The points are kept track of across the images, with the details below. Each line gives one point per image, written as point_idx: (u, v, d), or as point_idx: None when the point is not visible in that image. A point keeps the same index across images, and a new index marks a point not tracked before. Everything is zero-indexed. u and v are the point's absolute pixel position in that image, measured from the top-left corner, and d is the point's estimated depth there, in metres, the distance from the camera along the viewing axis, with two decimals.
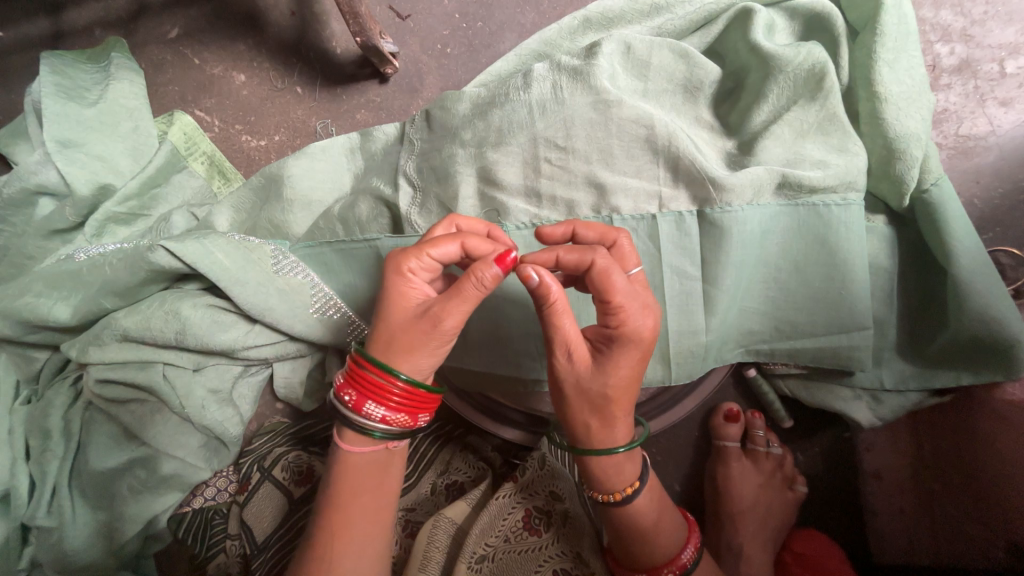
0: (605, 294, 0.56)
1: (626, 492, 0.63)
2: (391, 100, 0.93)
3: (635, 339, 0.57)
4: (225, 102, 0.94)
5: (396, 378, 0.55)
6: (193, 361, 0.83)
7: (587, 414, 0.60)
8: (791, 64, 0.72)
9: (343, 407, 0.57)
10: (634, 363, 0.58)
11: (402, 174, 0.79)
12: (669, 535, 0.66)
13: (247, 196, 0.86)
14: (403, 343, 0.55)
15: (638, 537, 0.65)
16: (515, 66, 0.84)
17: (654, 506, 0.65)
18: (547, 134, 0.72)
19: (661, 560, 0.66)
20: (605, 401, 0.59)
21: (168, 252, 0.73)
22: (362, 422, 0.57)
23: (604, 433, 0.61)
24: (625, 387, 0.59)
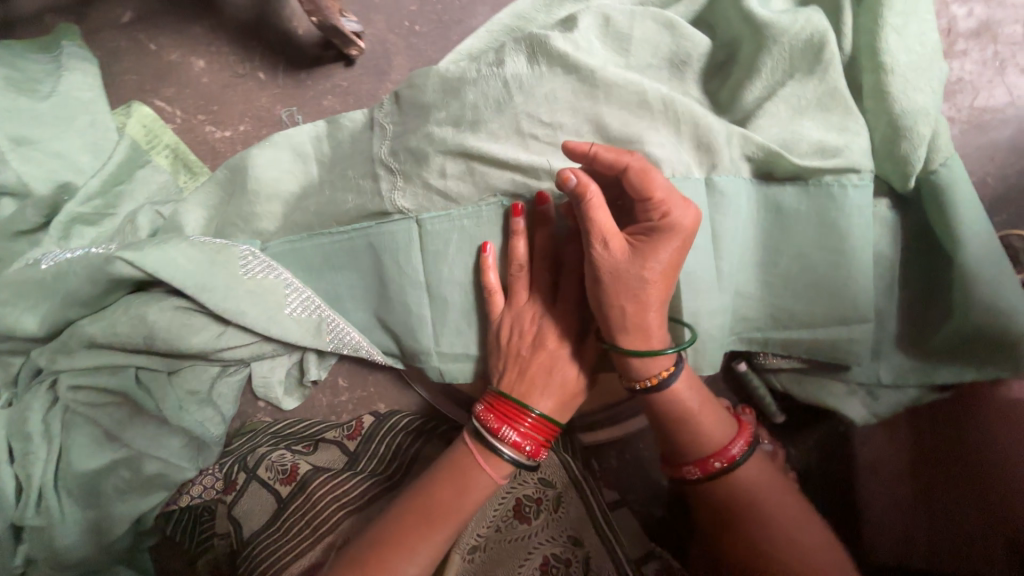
0: (646, 184, 0.58)
1: (663, 375, 0.63)
2: (359, 84, 0.87)
3: (672, 227, 0.58)
4: (185, 91, 0.89)
5: (531, 412, 0.66)
6: (169, 363, 0.81)
7: (627, 307, 0.61)
8: (787, 33, 0.65)
9: (479, 427, 0.67)
10: (675, 253, 0.59)
11: (371, 164, 0.75)
12: (719, 426, 0.66)
13: (212, 191, 0.82)
14: (552, 384, 0.68)
15: (680, 426, 0.65)
16: (486, 43, 0.78)
17: (698, 396, 0.66)
18: (529, 110, 0.68)
19: (710, 450, 0.65)
20: (641, 291, 0.60)
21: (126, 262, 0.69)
22: (495, 445, 0.65)
23: (644, 322, 0.62)
24: (662, 279, 0.60)
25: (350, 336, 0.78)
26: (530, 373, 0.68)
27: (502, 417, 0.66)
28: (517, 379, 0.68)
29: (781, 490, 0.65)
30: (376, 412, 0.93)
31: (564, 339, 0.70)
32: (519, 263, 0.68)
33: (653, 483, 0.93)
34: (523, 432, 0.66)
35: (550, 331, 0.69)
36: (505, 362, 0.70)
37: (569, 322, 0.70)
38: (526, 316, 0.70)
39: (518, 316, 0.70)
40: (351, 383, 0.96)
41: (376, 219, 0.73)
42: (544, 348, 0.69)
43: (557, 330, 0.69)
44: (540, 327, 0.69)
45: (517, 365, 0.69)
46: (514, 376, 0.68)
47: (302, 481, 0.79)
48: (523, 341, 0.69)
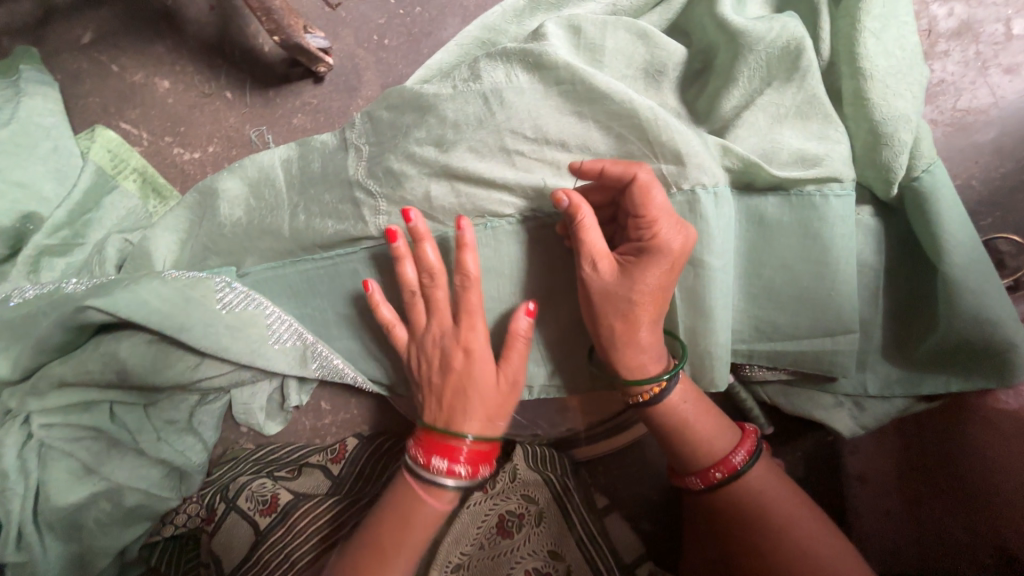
0: (641, 204, 0.57)
1: (654, 391, 0.64)
2: (328, 101, 0.85)
3: (662, 248, 0.57)
4: (151, 112, 0.87)
5: (463, 439, 0.63)
6: (144, 395, 0.81)
7: (614, 326, 0.61)
8: (762, 42, 0.63)
9: (415, 464, 0.65)
10: (665, 274, 0.58)
11: (342, 186, 0.73)
12: (717, 434, 0.66)
13: (182, 216, 0.80)
14: (475, 411, 0.64)
15: (678, 437, 0.66)
16: (456, 57, 0.75)
17: (697, 406, 0.66)
18: (513, 126, 0.65)
19: (709, 462, 0.65)
20: (626, 309, 0.60)
21: (99, 309, 0.68)
22: (433, 479, 0.63)
23: (632, 340, 0.62)
24: (650, 299, 0.59)
25: (337, 365, 0.76)
26: (446, 398, 0.65)
27: (434, 451, 0.64)
28: (437, 408, 0.66)
29: (791, 495, 0.64)
30: (360, 435, 0.92)
31: (472, 352, 0.64)
32: (411, 289, 0.66)
33: (643, 498, 0.90)
34: (461, 459, 0.63)
35: (456, 348, 0.64)
36: (425, 390, 0.67)
37: (475, 333, 0.64)
38: (430, 340, 0.66)
39: (423, 341, 0.67)
40: (334, 406, 0.94)
41: (358, 245, 0.72)
42: (454, 368, 0.64)
43: (461, 344, 0.64)
44: (446, 348, 0.65)
45: (434, 393, 0.66)
46: (434, 402, 0.66)
47: (284, 509, 0.78)
48: (433, 366, 0.66)
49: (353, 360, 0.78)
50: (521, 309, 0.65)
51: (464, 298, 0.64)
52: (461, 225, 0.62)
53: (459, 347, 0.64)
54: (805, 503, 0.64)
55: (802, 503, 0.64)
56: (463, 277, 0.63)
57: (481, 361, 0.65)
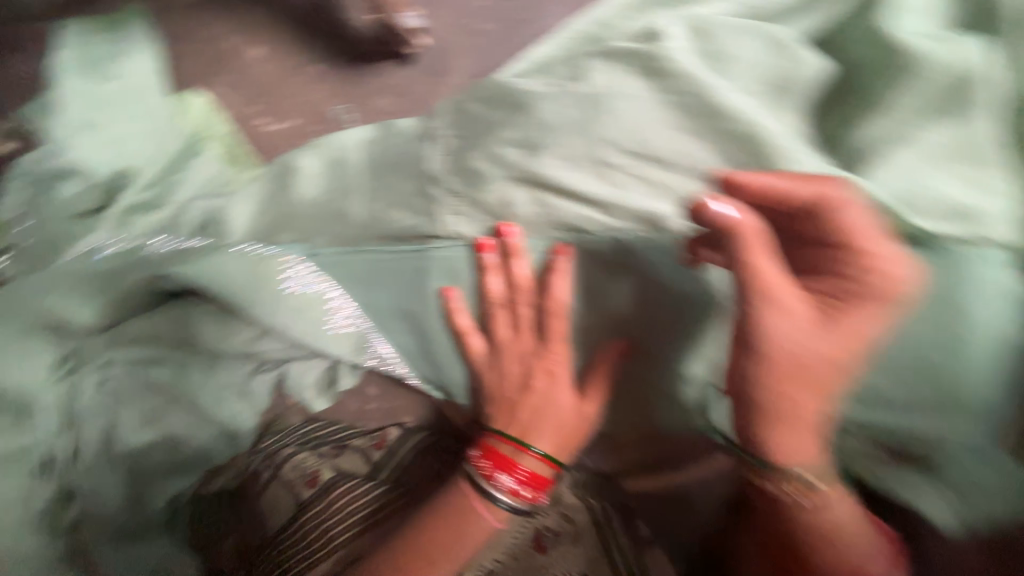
0: (842, 233, 0.51)
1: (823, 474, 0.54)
2: (411, 84, 0.82)
3: (870, 290, 0.51)
4: (241, 80, 0.88)
5: (530, 452, 0.60)
6: (204, 358, 0.79)
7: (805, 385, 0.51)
8: (929, 65, 0.55)
9: (474, 473, 0.60)
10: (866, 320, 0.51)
11: (419, 178, 0.70)
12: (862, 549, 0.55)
13: (259, 189, 0.80)
14: (546, 433, 0.61)
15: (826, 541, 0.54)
16: (561, 49, 0.68)
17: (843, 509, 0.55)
18: (611, 136, 0.59)
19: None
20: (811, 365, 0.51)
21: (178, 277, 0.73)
22: (491, 493, 0.59)
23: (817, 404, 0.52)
24: (848, 350, 0.51)
25: (391, 357, 0.74)
26: (519, 416, 0.62)
27: (498, 463, 0.60)
28: (509, 419, 0.62)
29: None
30: (403, 426, 0.90)
31: (554, 378, 0.61)
32: (496, 300, 0.63)
33: None
34: (523, 478, 0.60)
35: (538, 368, 0.62)
36: (495, 404, 0.63)
37: (560, 358, 0.61)
38: (510, 355, 0.63)
39: (501, 354, 0.64)
40: (381, 392, 0.90)
41: (428, 243, 0.68)
42: (532, 389, 0.61)
43: (545, 367, 0.62)
44: (529, 366, 0.62)
45: (506, 406, 0.63)
46: (506, 417, 0.62)
47: (325, 486, 0.80)
48: (509, 382, 0.63)
49: (409, 360, 0.74)
50: (613, 349, 0.61)
51: (549, 322, 0.61)
52: (562, 251, 0.61)
53: (540, 367, 0.62)
54: None
55: None
56: (551, 301, 0.61)
57: (561, 385, 0.61)
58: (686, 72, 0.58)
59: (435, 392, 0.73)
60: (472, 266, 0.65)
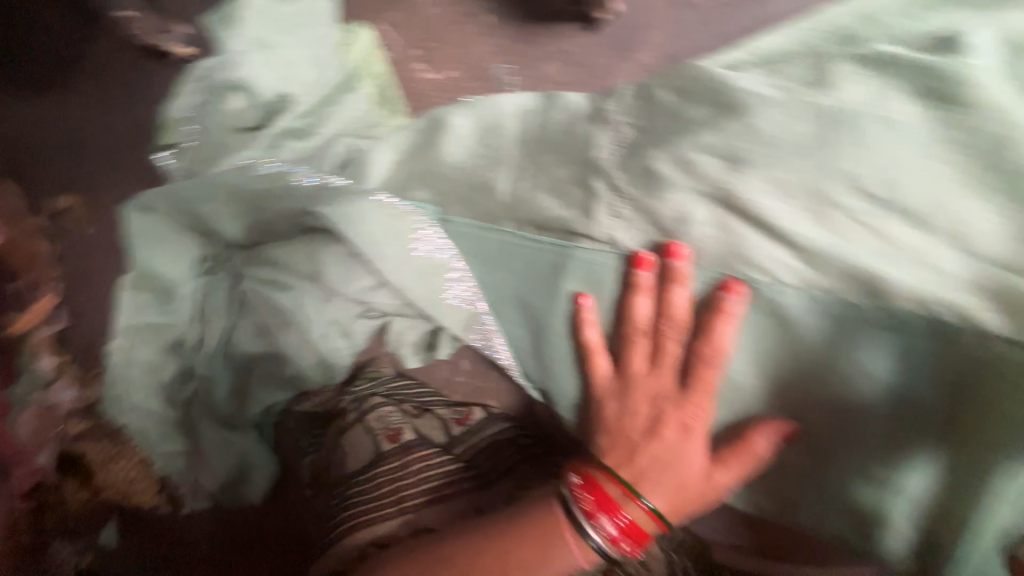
0: None
1: None
2: (595, 56, 0.72)
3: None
4: (412, 20, 0.85)
5: (639, 504, 0.53)
6: (324, 291, 0.79)
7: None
8: None
9: (571, 503, 0.54)
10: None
11: (582, 167, 0.62)
12: None
13: (407, 139, 0.77)
14: (663, 490, 0.53)
15: None
16: (799, 42, 0.54)
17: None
18: (851, 170, 0.46)
19: None
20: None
21: (322, 216, 0.73)
22: (586, 530, 0.53)
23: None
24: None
25: (499, 347, 0.71)
26: (636, 461, 0.54)
27: (601, 503, 0.54)
28: (621, 460, 0.55)
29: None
30: (489, 411, 0.86)
31: (688, 433, 0.53)
32: (640, 326, 0.55)
33: None
34: (624, 527, 0.54)
35: (672, 416, 0.53)
36: (608, 437, 0.56)
37: (700, 412, 0.52)
38: (640, 391, 0.55)
39: (630, 385, 0.56)
40: (471, 370, 0.86)
41: (574, 241, 0.61)
42: (659, 436, 0.53)
43: (680, 418, 0.53)
44: (660, 411, 0.53)
45: (620, 447, 0.55)
46: (619, 456, 0.55)
47: (404, 445, 0.82)
48: (632, 420, 0.55)
49: (517, 353, 0.70)
50: (771, 426, 0.51)
51: (698, 369, 0.52)
52: (734, 290, 0.50)
53: (673, 416, 0.53)
54: None
55: None
56: (706, 347, 0.52)
57: (693, 443, 0.53)
58: (989, 104, 0.43)
59: (534, 393, 0.71)
60: (620, 276, 0.58)
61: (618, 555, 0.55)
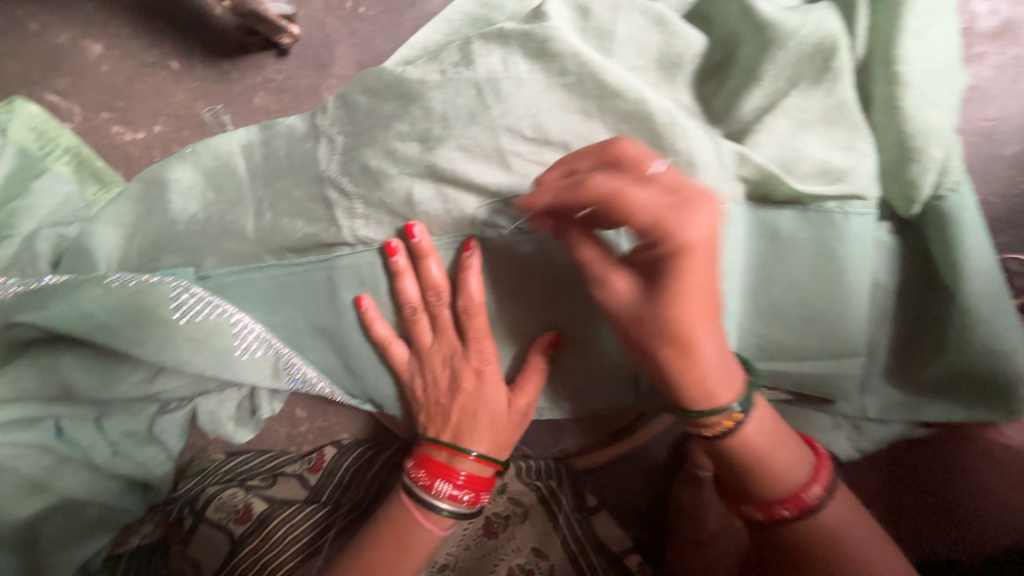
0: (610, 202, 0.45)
1: (726, 425, 0.52)
2: (297, 78, 0.84)
3: (686, 199, 0.43)
4: (83, 82, 0.80)
5: (467, 456, 0.59)
6: (97, 407, 0.70)
7: (659, 328, 0.48)
8: (794, 37, 0.56)
9: (412, 484, 0.59)
10: (700, 241, 0.43)
11: (313, 182, 0.64)
12: (794, 464, 0.55)
13: (125, 208, 0.67)
14: (480, 434, 0.59)
15: (762, 470, 0.54)
16: (444, 35, 0.69)
17: (777, 437, 0.55)
18: (509, 124, 0.57)
19: (779, 496, 0.55)
20: (697, 306, 0.46)
21: (34, 325, 0.60)
22: (430, 502, 0.58)
23: (694, 343, 0.48)
24: (706, 272, 0.46)
25: (313, 380, 0.68)
26: (453, 420, 0.60)
27: (435, 471, 0.59)
28: (442, 425, 0.61)
29: (876, 539, 0.54)
30: (339, 443, 0.88)
31: (483, 378, 0.60)
32: (413, 304, 0.60)
33: (631, 506, 0.91)
34: (462, 483, 0.58)
35: (466, 370, 0.60)
36: (427, 412, 0.62)
37: (486, 356, 0.60)
38: (435, 360, 0.61)
39: (426, 359, 0.61)
40: (310, 413, 0.90)
41: (333, 251, 0.63)
42: (463, 391, 0.60)
43: (473, 367, 0.60)
44: (454, 369, 0.60)
45: (439, 414, 0.61)
46: (439, 424, 0.61)
47: (257, 518, 0.74)
48: (438, 388, 0.61)
49: (331, 377, 0.68)
50: (542, 341, 0.61)
51: (468, 321, 0.59)
52: (469, 247, 0.59)
53: (466, 368, 0.60)
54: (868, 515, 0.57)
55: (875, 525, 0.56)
56: (467, 300, 0.58)
57: (490, 384, 0.60)
58: (573, 52, 0.56)
59: (366, 406, 0.71)
60: (385, 269, 0.62)
61: (469, 512, 0.60)
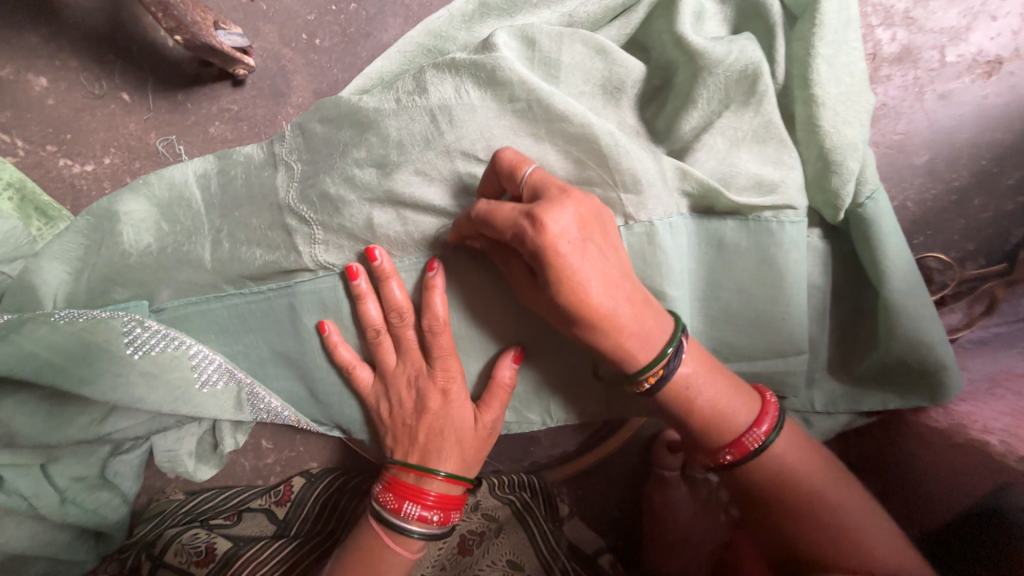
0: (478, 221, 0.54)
1: (658, 372, 0.55)
2: (253, 107, 0.87)
3: (538, 206, 0.50)
4: (25, 115, 0.78)
5: (435, 477, 0.59)
6: (42, 455, 0.63)
7: (558, 308, 0.53)
8: (721, 65, 0.61)
9: (380, 509, 0.59)
10: (557, 238, 0.49)
11: (272, 210, 0.64)
12: (738, 406, 0.60)
13: (74, 243, 0.64)
14: (445, 452, 0.60)
15: (712, 422, 0.59)
16: (398, 64, 0.74)
17: (710, 386, 0.58)
18: (464, 148, 0.60)
19: (726, 441, 0.60)
20: (583, 282, 0.51)
21: None
22: (400, 525, 0.58)
23: (593, 313, 0.52)
24: (589, 252, 0.51)
25: (279, 409, 0.66)
26: (420, 441, 0.60)
27: (404, 494, 0.59)
28: (409, 446, 0.61)
29: (816, 463, 0.60)
30: (307, 473, 0.87)
31: (449, 396, 0.60)
32: (376, 327, 0.61)
33: (606, 514, 0.92)
34: (432, 504, 0.58)
35: (431, 390, 0.60)
36: (394, 435, 0.62)
37: (452, 374, 0.60)
38: (400, 382, 0.62)
39: (391, 381, 0.62)
40: (277, 444, 0.93)
41: (294, 277, 0.63)
42: (429, 411, 0.60)
43: (438, 387, 0.60)
44: (419, 389, 0.61)
45: (405, 436, 0.61)
46: (407, 445, 0.61)
47: (222, 557, 0.70)
48: (405, 410, 0.62)
49: (296, 404, 0.67)
50: (507, 357, 0.62)
51: (432, 341, 0.60)
52: (432, 267, 0.60)
53: (431, 387, 0.60)
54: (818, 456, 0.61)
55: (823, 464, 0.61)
56: (431, 318, 0.59)
57: (455, 402, 0.61)
58: (520, 80, 0.59)
59: (334, 432, 0.70)
60: (348, 294, 0.63)
61: (441, 532, 0.60)
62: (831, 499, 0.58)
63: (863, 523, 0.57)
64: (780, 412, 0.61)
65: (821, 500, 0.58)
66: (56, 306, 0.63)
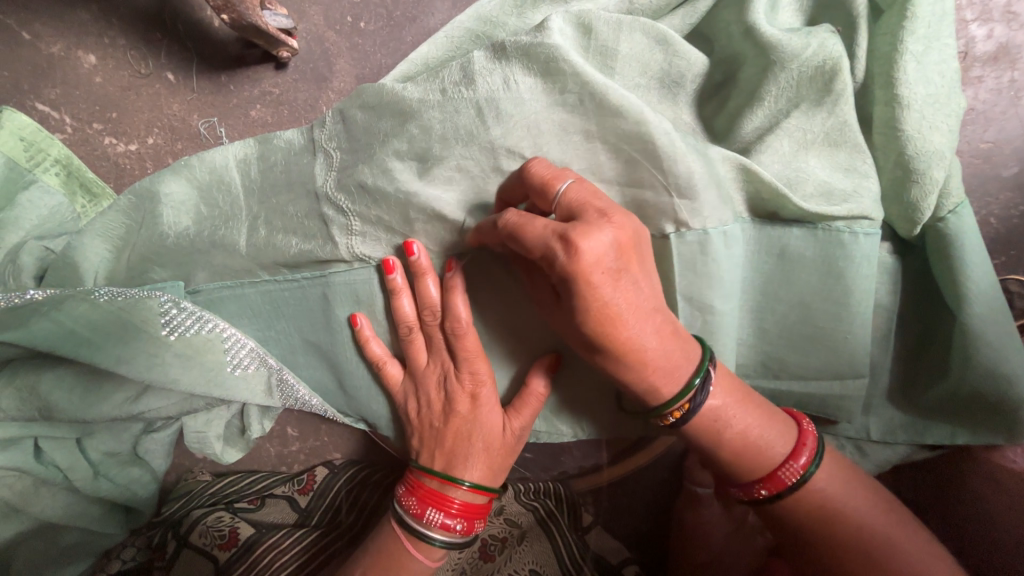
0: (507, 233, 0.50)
1: (684, 408, 0.53)
2: (294, 91, 0.86)
3: (573, 228, 0.46)
4: (74, 93, 0.79)
5: (460, 486, 0.57)
6: (79, 428, 0.64)
7: (580, 333, 0.50)
8: (796, 59, 0.56)
9: (403, 512, 0.58)
10: (591, 267, 0.45)
11: (309, 198, 0.62)
12: (773, 433, 0.56)
13: (116, 221, 0.64)
14: (472, 455, 0.57)
15: (742, 455, 0.55)
16: (446, 50, 0.71)
17: (738, 413, 0.55)
18: (510, 144, 0.57)
19: (771, 460, 0.55)
20: (612, 315, 0.48)
21: (15, 343, 0.54)
22: (422, 531, 0.56)
23: (616, 345, 0.49)
24: (621, 280, 0.47)
25: (307, 398, 0.64)
26: (446, 446, 0.58)
27: (428, 499, 0.57)
28: (434, 451, 0.59)
29: (859, 487, 0.55)
30: (330, 463, 0.88)
31: (479, 400, 0.58)
32: (409, 324, 0.59)
33: (632, 526, 0.89)
34: (456, 512, 0.57)
35: (460, 392, 0.58)
36: (421, 435, 0.60)
37: (481, 377, 0.58)
38: (430, 382, 0.60)
39: (421, 380, 0.60)
40: (301, 432, 0.93)
41: (329, 267, 0.62)
42: (458, 414, 0.58)
43: (468, 390, 0.58)
44: (448, 391, 0.59)
45: (432, 439, 0.59)
46: (433, 447, 0.59)
47: (244, 543, 0.70)
48: (433, 411, 0.60)
49: (325, 395, 0.66)
50: (540, 365, 0.60)
51: (459, 343, 0.57)
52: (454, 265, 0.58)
53: (459, 392, 0.58)
54: (863, 480, 0.56)
55: (869, 488, 0.56)
56: (454, 321, 0.57)
57: (484, 409, 0.58)
58: (575, 72, 0.55)
59: (359, 424, 0.69)
60: (383, 287, 0.61)
61: (463, 543, 0.58)
62: (881, 532, 0.53)
63: (918, 555, 0.52)
64: (819, 442, 0.56)
65: (870, 529, 0.53)
66: (95, 283, 0.63)
